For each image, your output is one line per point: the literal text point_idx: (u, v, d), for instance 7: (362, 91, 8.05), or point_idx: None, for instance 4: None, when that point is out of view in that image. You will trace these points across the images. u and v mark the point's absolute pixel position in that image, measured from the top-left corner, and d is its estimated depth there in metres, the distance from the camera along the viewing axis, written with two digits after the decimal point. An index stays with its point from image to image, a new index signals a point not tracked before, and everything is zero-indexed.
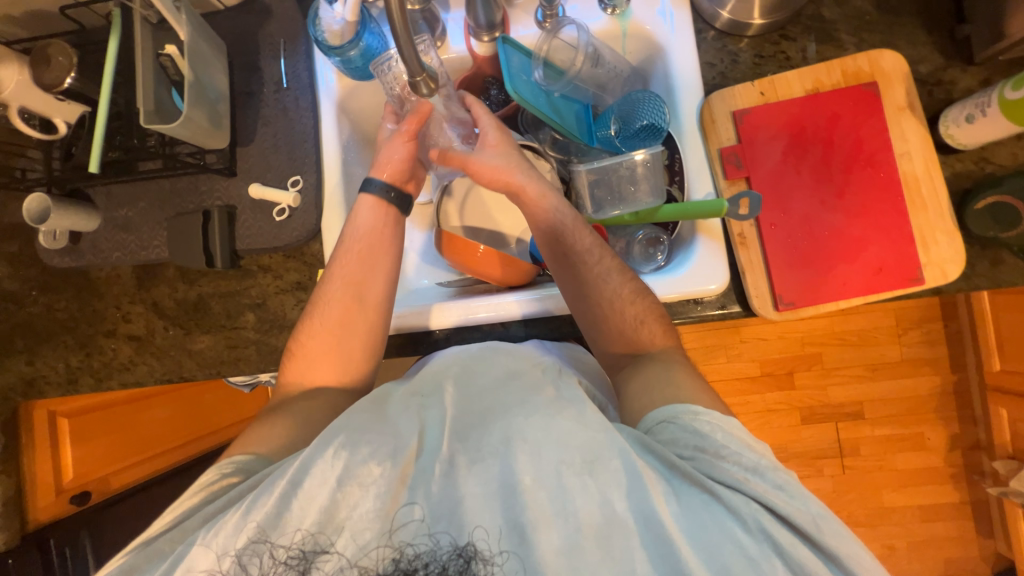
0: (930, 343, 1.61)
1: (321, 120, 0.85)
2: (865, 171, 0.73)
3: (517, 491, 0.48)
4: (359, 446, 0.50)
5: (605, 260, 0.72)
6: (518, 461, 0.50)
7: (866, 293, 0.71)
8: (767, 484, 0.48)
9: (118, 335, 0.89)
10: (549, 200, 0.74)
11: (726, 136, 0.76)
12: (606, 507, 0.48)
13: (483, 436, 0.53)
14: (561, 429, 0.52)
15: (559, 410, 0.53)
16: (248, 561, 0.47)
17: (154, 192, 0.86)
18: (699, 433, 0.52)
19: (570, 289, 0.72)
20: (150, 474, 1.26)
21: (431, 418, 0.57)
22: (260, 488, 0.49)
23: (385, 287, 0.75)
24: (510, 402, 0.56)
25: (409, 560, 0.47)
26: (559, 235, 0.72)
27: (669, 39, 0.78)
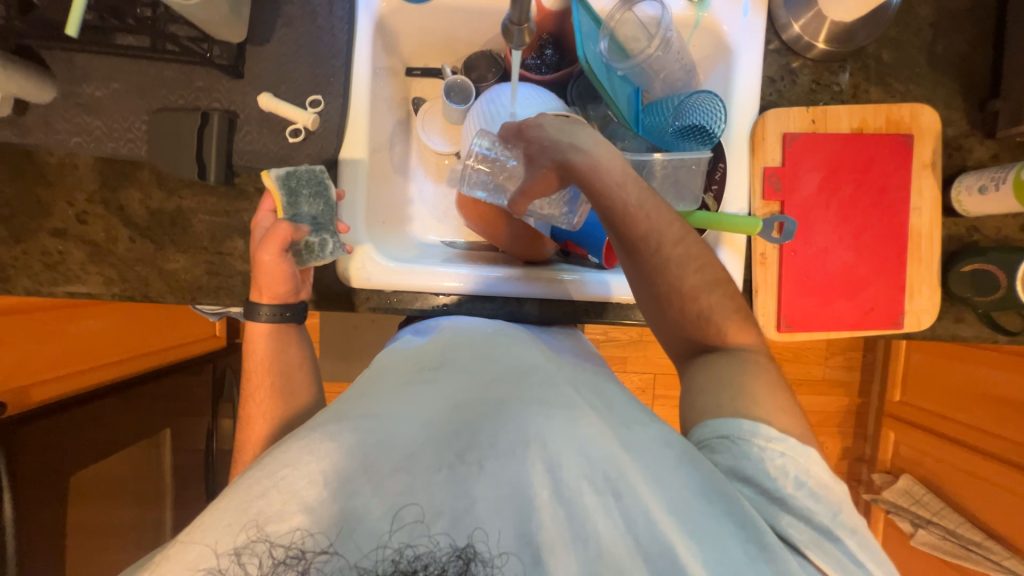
0: (849, 369, 1.83)
1: (356, 36, 0.74)
2: (880, 211, 0.77)
3: (531, 504, 0.47)
4: (349, 434, 0.51)
5: (686, 272, 0.67)
6: (535, 471, 0.49)
7: (854, 329, 0.78)
8: (832, 548, 0.51)
9: (68, 236, 0.76)
10: (637, 195, 0.65)
11: (772, 156, 0.77)
12: (628, 536, 0.47)
13: (500, 432, 0.52)
14: (584, 436, 0.52)
15: (580, 415, 0.55)
16: (246, 557, 0.42)
17: (135, 75, 0.73)
18: (769, 475, 0.54)
19: (650, 294, 0.69)
20: (74, 391, 1.12)
21: (435, 402, 0.57)
22: (249, 476, 0.48)
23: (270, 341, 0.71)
24: (524, 399, 0.57)
25: (409, 561, 0.42)
26: (641, 239, 0.66)
27: (739, 42, 0.77)
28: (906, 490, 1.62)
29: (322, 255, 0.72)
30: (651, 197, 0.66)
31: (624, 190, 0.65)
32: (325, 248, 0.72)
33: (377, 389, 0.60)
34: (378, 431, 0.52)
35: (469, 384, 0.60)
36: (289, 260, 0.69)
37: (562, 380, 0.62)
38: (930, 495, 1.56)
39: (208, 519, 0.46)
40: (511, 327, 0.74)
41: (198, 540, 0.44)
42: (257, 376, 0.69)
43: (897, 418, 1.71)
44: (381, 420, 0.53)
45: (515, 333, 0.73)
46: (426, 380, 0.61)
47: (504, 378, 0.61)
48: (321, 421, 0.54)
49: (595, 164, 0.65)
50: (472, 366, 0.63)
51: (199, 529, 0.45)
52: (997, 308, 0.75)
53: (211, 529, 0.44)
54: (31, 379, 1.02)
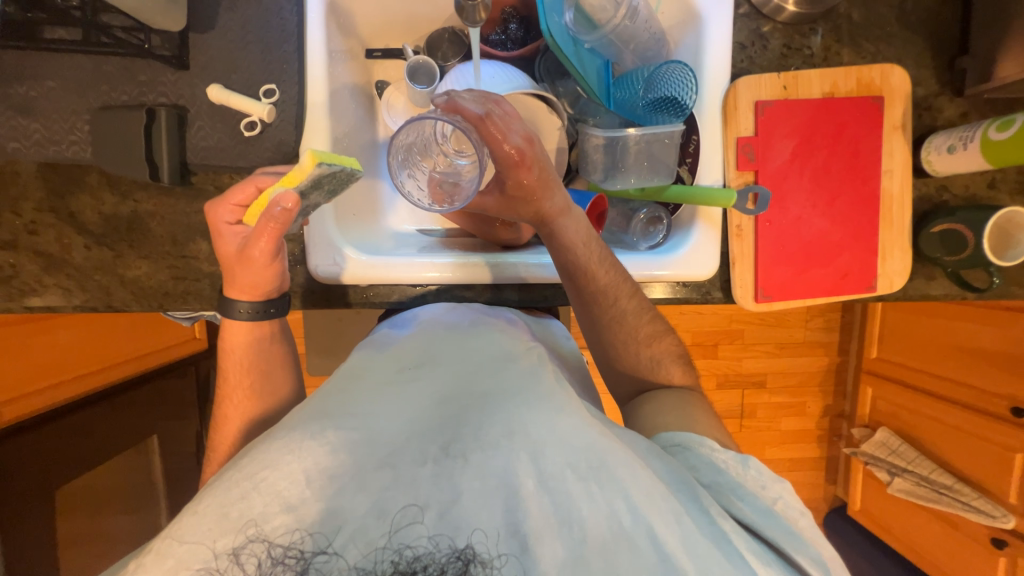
0: (829, 329, 1.86)
1: (307, 18, 0.70)
2: (854, 177, 0.78)
3: (517, 496, 0.47)
4: (337, 431, 0.50)
5: (623, 304, 0.70)
6: (519, 463, 0.49)
7: (829, 295, 0.79)
8: (781, 529, 0.52)
9: (18, 247, 0.72)
10: (573, 236, 0.66)
11: (745, 125, 0.76)
12: (613, 520, 0.47)
13: (483, 425, 0.52)
14: (565, 427, 0.52)
15: (561, 407, 0.54)
16: (245, 557, 0.42)
17: (70, 70, 0.68)
18: (718, 468, 0.56)
19: (588, 324, 0.72)
20: (51, 405, 1.08)
21: (419, 397, 0.57)
22: (225, 481, 0.46)
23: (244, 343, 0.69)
24: (508, 390, 0.57)
25: (409, 562, 0.41)
26: (573, 277, 0.68)
27: (708, 8, 0.74)
28: (883, 442, 1.69)
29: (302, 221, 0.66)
30: (586, 234, 0.67)
31: (560, 232, 0.65)
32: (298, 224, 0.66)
33: (356, 385, 0.58)
34: (363, 430, 0.51)
35: (451, 377, 0.60)
36: (279, 261, 0.64)
37: (540, 368, 0.62)
38: (906, 445, 1.64)
39: (189, 519, 0.44)
40: (487, 309, 0.75)
41: (189, 540, 0.43)
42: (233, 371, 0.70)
43: (875, 374, 1.76)
44: (362, 417, 0.52)
45: (493, 318, 0.72)
46: (407, 376, 0.60)
47: (488, 370, 0.61)
48: (307, 417, 0.52)
49: (536, 210, 0.64)
50: (452, 359, 0.63)
51: (178, 537, 0.43)
52: (966, 266, 0.77)
53: (191, 537, 0.43)
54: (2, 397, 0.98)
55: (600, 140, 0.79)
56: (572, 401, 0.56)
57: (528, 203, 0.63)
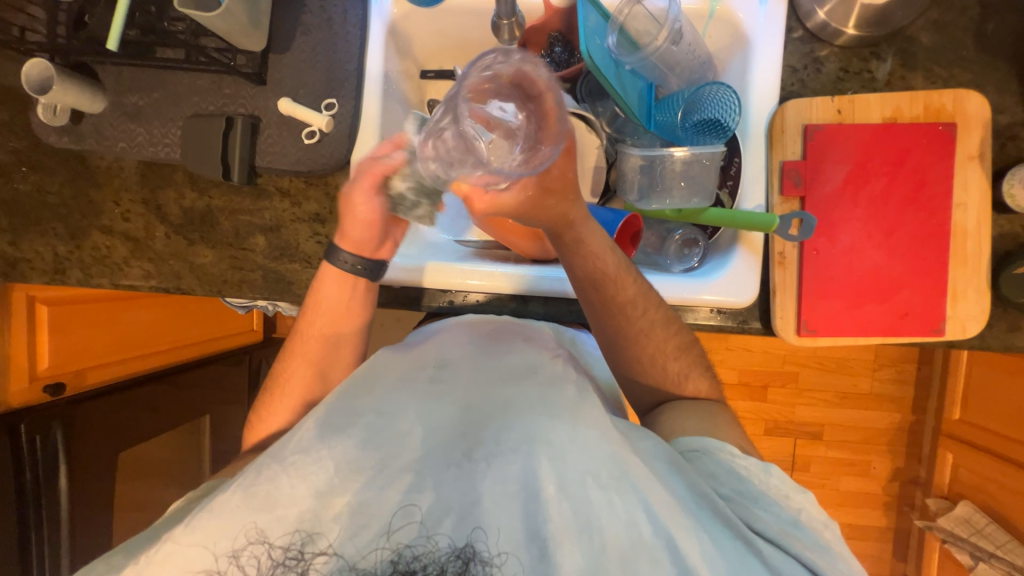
0: (898, 381, 1.67)
1: (369, 41, 0.78)
2: (917, 207, 0.71)
3: (539, 498, 0.46)
4: (352, 431, 0.52)
5: (651, 314, 0.68)
6: (541, 466, 0.48)
7: (887, 334, 0.72)
8: (809, 539, 0.50)
9: (113, 232, 0.83)
10: (597, 245, 0.64)
11: (792, 150, 0.73)
12: (633, 531, 0.46)
13: (504, 431, 0.51)
14: (589, 439, 0.50)
15: (585, 419, 0.51)
16: (245, 559, 0.45)
17: (170, 84, 0.79)
18: (738, 477, 0.54)
19: (609, 338, 0.71)
20: (125, 376, 1.22)
21: (443, 394, 0.57)
22: (255, 464, 0.49)
23: (318, 354, 0.76)
24: (526, 399, 0.54)
25: (407, 562, 0.44)
26: (599, 287, 0.66)
27: (756, 32, 0.73)
28: (966, 519, 1.43)
29: (405, 211, 0.70)
30: (608, 246, 0.66)
31: (586, 239, 0.64)
32: (412, 207, 0.69)
33: (379, 378, 0.59)
34: (386, 426, 0.52)
35: (473, 382, 0.59)
36: (382, 207, 0.70)
37: (560, 378, 0.58)
38: (993, 526, 1.37)
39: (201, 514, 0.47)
40: (512, 322, 0.72)
41: (196, 542, 0.45)
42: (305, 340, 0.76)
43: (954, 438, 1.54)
44: (387, 411, 0.54)
45: (520, 330, 0.70)
46: (430, 375, 0.60)
47: (510, 376, 0.59)
48: (334, 413, 0.54)
49: (563, 213, 0.60)
50: (478, 364, 0.63)
51: (194, 523, 0.46)
52: None
53: (201, 531, 0.46)
54: (87, 363, 1.13)
55: (638, 161, 0.77)
56: (596, 412, 0.53)
57: (560, 203, 0.59)
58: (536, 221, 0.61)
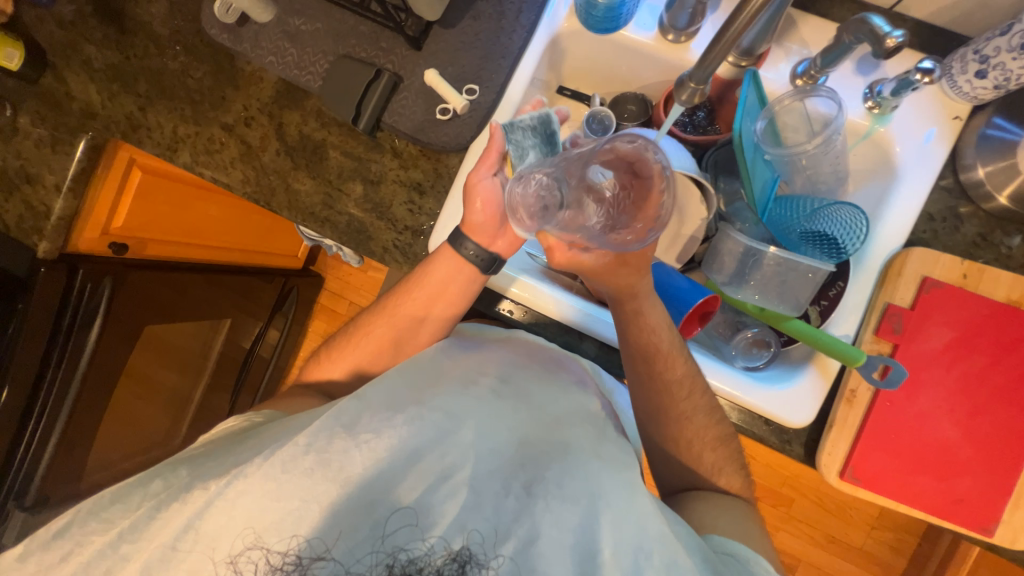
0: (893, 549, 1.58)
1: (529, 45, 0.80)
2: (1011, 401, 0.67)
3: (595, 560, 0.48)
4: (423, 422, 0.52)
5: (694, 399, 0.70)
6: (602, 528, 0.49)
7: (929, 513, 0.69)
8: None
9: (232, 132, 0.87)
10: (656, 321, 0.70)
11: (902, 296, 0.70)
12: None
13: (567, 477, 0.51)
14: (643, 511, 0.50)
15: (640, 487, 0.53)
16: (240, 565, 0.45)
17: (336, 20, 0.83)
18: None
19: (647, 408, 0.72)
20: (172, 258, 1.27)
21: (503, 413, 0.57)
22: (324, 426, 0.50)
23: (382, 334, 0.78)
24: (587, 448, 0.55)
25: (402, 565, 0.45)
26: (649, 359, 0.69)
27: (907, 168, 0.72)
28: None
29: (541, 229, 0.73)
30: (666, 324, 0.70)
31: (644, 312, 0.69)
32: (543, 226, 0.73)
33: (442, 377, 0.61)
34: (451, 430, 0.53)
35: (530, 411, 0.58)
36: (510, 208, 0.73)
37: (612, 438, 0.58)
38: None
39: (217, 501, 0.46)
40: (554, 348, 0.70)
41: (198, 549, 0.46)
42: (388, 317, 0.78)
43: None
44: (456, 415, 0.54)
45: (565, 364, 0.68)
46: (493, 388, 0.60)
47: (568, 417, 0.59)
48: (396, 399, 0.55)
49: (631, 284, 0.68)
50: (538, 395, 0.61)
51: (267, 470, 0.47)
52: None
53: (267, 484, 0.46)
54: (150, 235, 1.19)
55: (739, 248, 0.75)
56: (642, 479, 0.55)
57: (630, 275, 0.68)
58: (603, 282, 0.70)
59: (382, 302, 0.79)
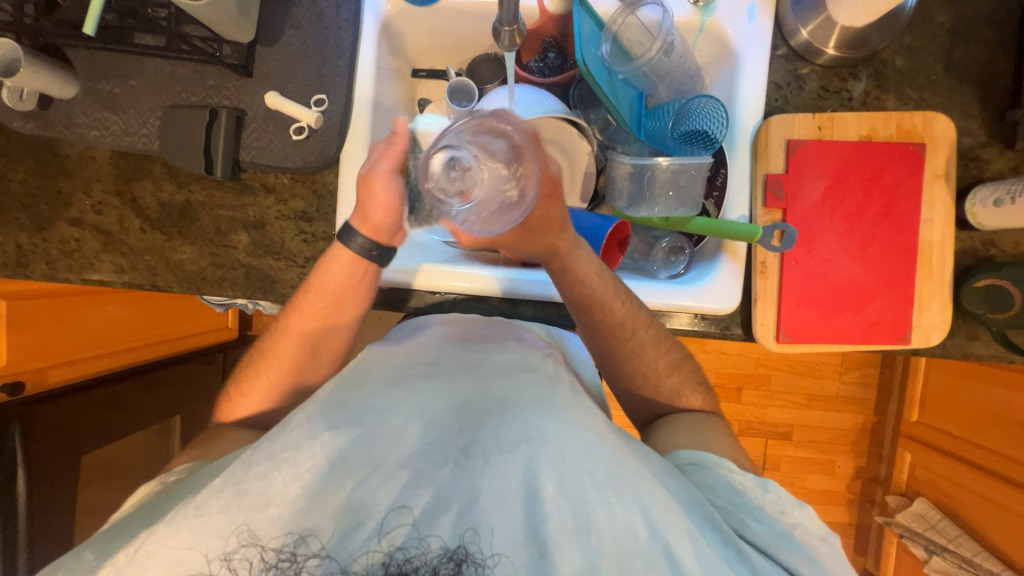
0: (863, 385, 1.73)
1: (362, 37, 0.77)
2: (890, 222, 0.75)
3: (538, 497, 0.47)
4: (349, 433, 0.52)
5: (639, 334, 0.71)
6: (541, 464, 0.48)
7: (858, 342, 0.76)
8: (802, 554, 0.51)
9: (84, 224, 0.79)
10: (586, 269, 0.67)
11: (775, 164, 0.76)
12: (629, 532, 0.46)
13: (502, 428, 0.52)
14: (583, 440, 0.51)
15: (576, 416, 0.54)
16: (237, 563, 0.43)
17: (150, 72, 0.76)
18: (735, 490, 0.56)
19: (601, 347, 0.73)
20: (85, 377, 1.14)
21: (434, 394, 0.58)
22: (242, 460, 0.49)
23: (291, 344, 0.73)
24: (526, 396, 0.56)
25: (399, 563, 0.43)
26: (588, 309, 0.69)
27: (744, 47, 0.76)
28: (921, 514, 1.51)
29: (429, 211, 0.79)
30: (600, 269, 0.68)
31: (573, 265, 0.67)
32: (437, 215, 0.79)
33: (371, 374, 0.61)
34: (381, 423, 0.53)
35: (466, 382, 0.60)
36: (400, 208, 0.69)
37: (553, 377, 0.61)
38: (946, 520, 1.45)
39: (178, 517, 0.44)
40: (500, 321, 0.74)
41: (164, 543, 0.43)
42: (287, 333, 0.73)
43: (912, 437, 1.61)
44: (381, 414, 0.54)
45: (508, 330, 0.71)
46: (424, 371, 0.62)
47: (503, 373, 0.61)
48: (322, 409, 0.54)
49: (549, 244, 0.64)
50: (469, 365, 0.63)
51: (180, 521, 0.44)
52: (1012, 324, 0.72)
53: (180, 536, 0.43)
54: (47, 361, 1.05)
55: (627, 168, 0.77)
56: (580, 407, 0.56)
57: (545, 237, 0.63)
58: (523, 245, 0.65)
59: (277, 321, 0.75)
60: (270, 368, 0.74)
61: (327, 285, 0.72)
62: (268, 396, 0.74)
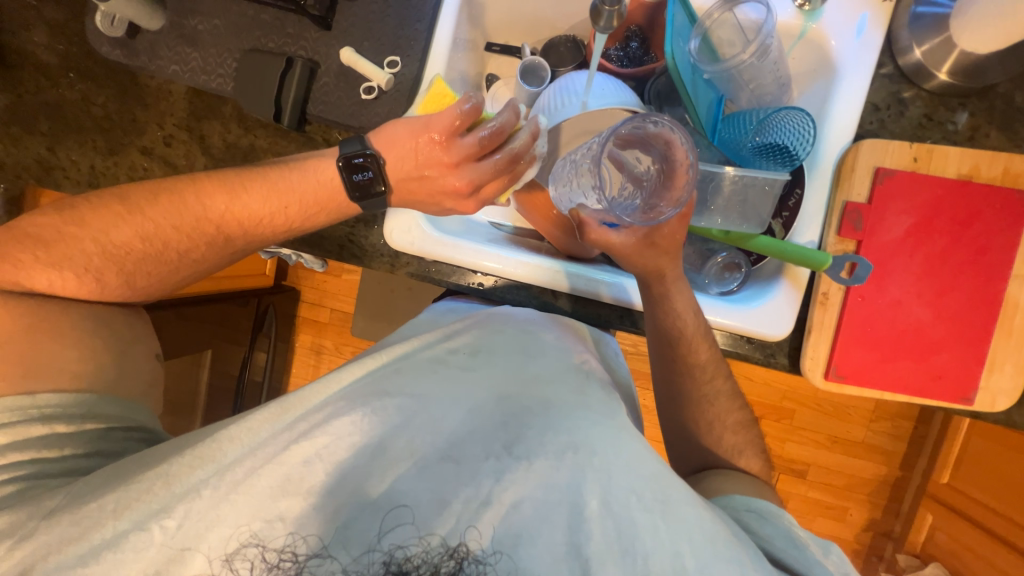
0: (895, 438, 1.63)
1: (444, 2, 0.75)
2: (976, 272, 0.69)
3: (582, 516, 0.46)
4: (390, 413, 0.52)
5: (689, 340, 0.68)
6: (589, 480, 0.48)
7: (914, 394, 0.71)
8: None
9: (153, 156, 0.82)
10: (682, 304, 0.68)
11: (858, 191, 0.70)
12: (676, 562, 0.44)
13: (546, 435, 0.51)
14: (631, 454, 0.51)
15: (626, 431, 0.53)
16: (237, 563, 0.45)
17: (234, 14, 0.77)
18: (796, 544, 0.54)
19: (659, 367, 0.73)
20: None
21: (475, 385, 0.57)
22: (280, 441, 0.50)
23: (217, 240, 0.69)
24: (570, 400, 0.55)
25: (399, 563, 0.44)
26: (673, 343, 0.69)
27: (846, 61, 0.70)
28: None
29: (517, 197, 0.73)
30: (694, 309, 0.68)
31: (671, 296, 0.68)
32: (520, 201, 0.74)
33: (408, 358, 0.60)
34: (421, 412, 0.53)
35: (504, 376, 0.59)
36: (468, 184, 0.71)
37: (597, 386, 0.60)
38: None
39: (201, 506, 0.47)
40: (552, 317, 0.72)
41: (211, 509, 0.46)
42: (191, 213, 0.67)
43: (938, 499, 1.53)
44: (420, 401, 0.54)
45: (552, 326, 0.69)
46: (462, 363, 0.59)
47: (547, 376, 0.59)
48: (361, 392, 0.55)
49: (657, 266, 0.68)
50: (511, 359, 0.61)
51: None
52: None
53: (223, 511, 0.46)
54: None
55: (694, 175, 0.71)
56: (625, 420, 0.56)
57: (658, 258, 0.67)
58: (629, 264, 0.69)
59: (172, 187, 0.67)
60: (182, 252, 0.68)
61: (291, 192, 0.68)
62: (160, 280, 0.69)
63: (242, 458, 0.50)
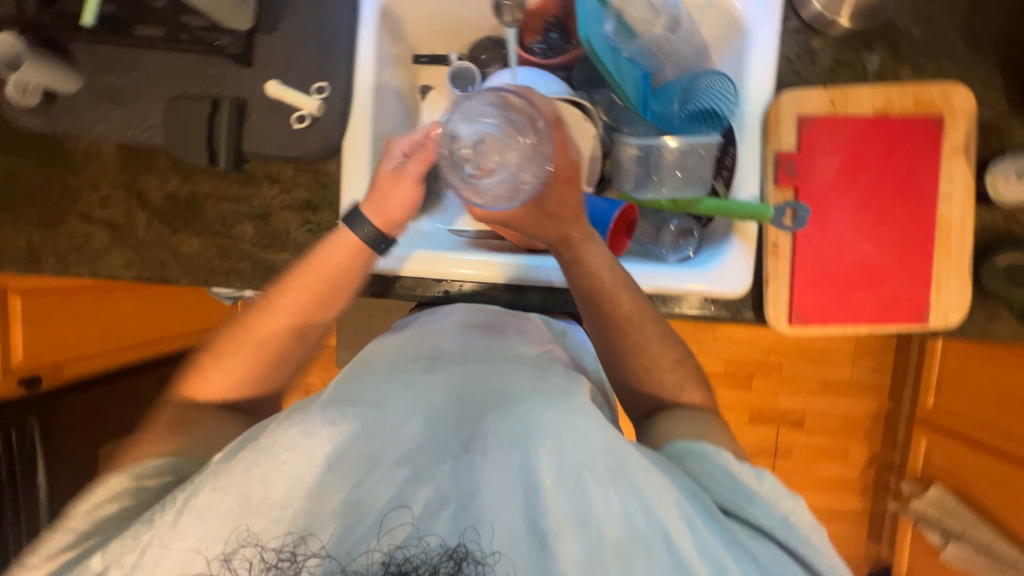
0: (880, 371, 1.70)
1: (361, 20, 0.76)
2: (906, 198, 0.73)
3: (539, 492, 0.46)
4: (351, 421, 0.50)
5: (646, 317, 0.70)
6: (540, 457, 0.48)
7: (872, 322, 0.74)
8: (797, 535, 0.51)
9: (93, 219, 0.80)
10: (594, 261, 0.67)
11: (786, 141, 0.74)
12: (628, 523, 0.46)
13: (498, 424, 0.51)
14: (584, 427, 0.51)
15: (581, 409, 0.52)
16: (237, 561, 0.44)
17: (151, 64, 0.76)
18: (734, 481, 0.54)
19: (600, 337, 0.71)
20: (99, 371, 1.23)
21: (432, 386, 0.55)
22: (246, 454, 0.48)
23: None
24: (525, 389, 0.55)
25: (400, 563, 0.44)
26: (596, 303, 0.69)
27: (752, 20, 0.73)
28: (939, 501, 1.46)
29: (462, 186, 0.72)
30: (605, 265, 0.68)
31: (584, 256, 0.67)
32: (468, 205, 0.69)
33: (372, 364, 0.58)
34: (378, 416, 0.51)
35: (462, 371, 0.57)
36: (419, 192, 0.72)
37: (549, 368, 0.60)
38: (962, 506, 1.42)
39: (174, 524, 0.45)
40: (500, 312, 0.73)
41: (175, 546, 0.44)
42: None
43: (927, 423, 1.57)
44: (382, 407, 0.52)
45: (511, 322, 0.70)
46: (424, 366, 0.58)
47: (503, 366, 0.59)
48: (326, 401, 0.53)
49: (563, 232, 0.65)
50: (473, 353, 0.61)
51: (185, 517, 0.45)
52: None
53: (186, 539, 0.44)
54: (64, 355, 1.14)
55: (635, 151, 0.76)
56: (581, 397, 0.55)
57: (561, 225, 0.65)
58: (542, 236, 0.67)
59: None
60: None
61: None
62: None
63: (206, 481, 0.47)
